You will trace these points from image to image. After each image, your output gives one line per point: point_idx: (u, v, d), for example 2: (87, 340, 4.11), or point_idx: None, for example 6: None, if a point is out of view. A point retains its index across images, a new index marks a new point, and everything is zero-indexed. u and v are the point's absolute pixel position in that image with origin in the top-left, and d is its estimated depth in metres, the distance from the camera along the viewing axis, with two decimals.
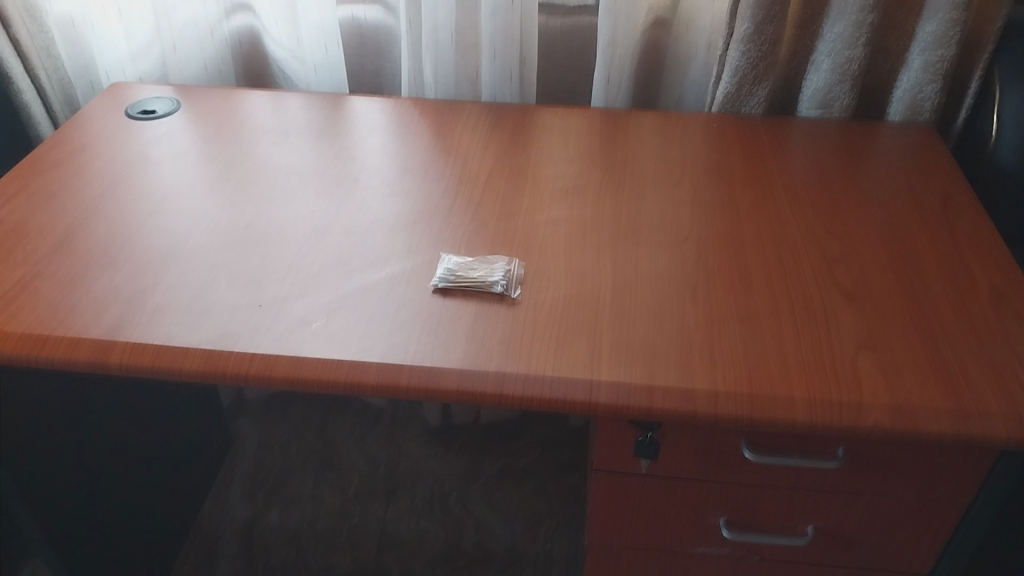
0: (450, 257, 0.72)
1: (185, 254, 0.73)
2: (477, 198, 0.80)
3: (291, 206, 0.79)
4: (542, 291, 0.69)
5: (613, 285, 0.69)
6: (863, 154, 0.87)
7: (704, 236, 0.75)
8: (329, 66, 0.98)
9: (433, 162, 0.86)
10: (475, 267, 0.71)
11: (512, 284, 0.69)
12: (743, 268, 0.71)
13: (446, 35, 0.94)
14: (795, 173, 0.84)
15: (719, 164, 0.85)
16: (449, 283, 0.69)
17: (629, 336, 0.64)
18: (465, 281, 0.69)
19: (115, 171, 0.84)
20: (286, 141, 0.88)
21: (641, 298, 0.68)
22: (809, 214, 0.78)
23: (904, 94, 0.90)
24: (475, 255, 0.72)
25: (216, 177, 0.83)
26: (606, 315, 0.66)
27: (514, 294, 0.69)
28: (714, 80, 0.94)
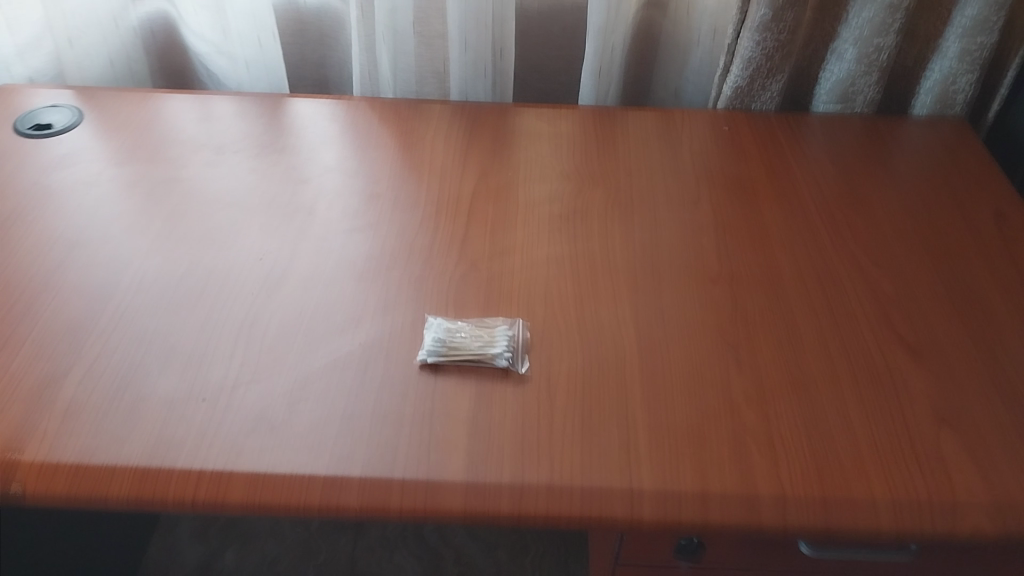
0: (436, 319, 0.59)
1: (101, 324, 0.58)
2: (461, 228, 0.67)
3: (232, 249, 0.64)
4: (557, 360, 0.56)
5: (641, 348, 0.57)
6: (895, 159, 0.76)
7: (735, 274, 0.63)
8: (265, 63, 0.82)
9: (401, 183, 0.72)
10: (469, 333, 0.58)
11: (518, 354, 0.57)
12: (787, 318, 0.60)
13: (406, 22, 0.79)
14: (824, 187, 0.73)
15: (737, 177, 0.73)
16: (440, 356, 0.56)
17: (671, 421, 0.53)
18: (460, 353, 0.56)
19: (6, 206, 0.67)
20: (218, 160, 0.73)
21: (675, 365, 0.56)
22: (850, 241, 0.67)
23: (934, 85, 0.80)
24: (467, 314, 0.60)
25: (136, 211, 0.67)
26: (639, 392, 0.54)
27: (521, 367, 0.56)
28: (720, 72, 0.82)
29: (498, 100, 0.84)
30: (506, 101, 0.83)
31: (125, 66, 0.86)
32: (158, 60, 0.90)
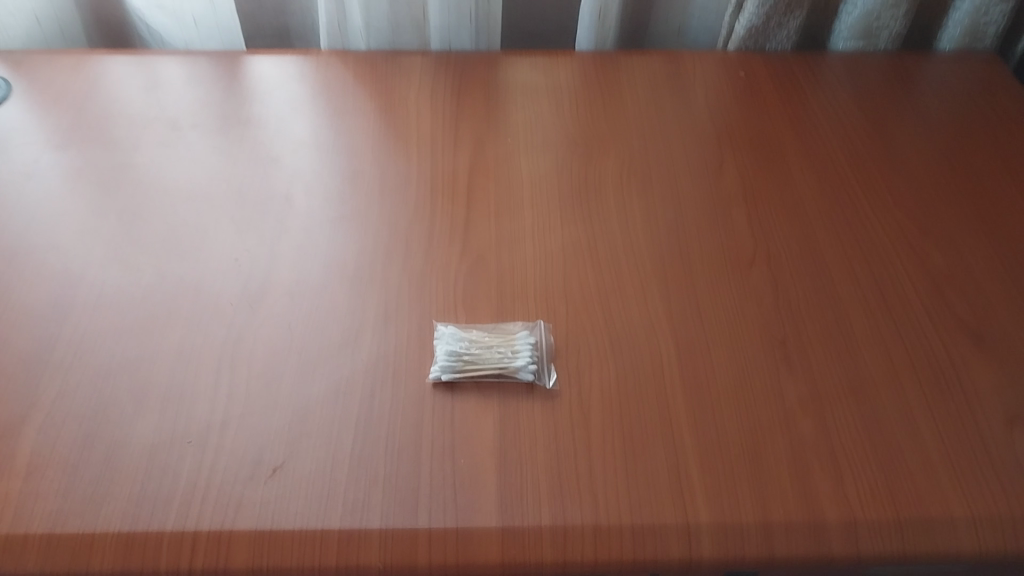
0: (446, 325, 0.52)
1: (59, 353, 0.50)
2: (462, 211, 0.59)
3: (203, 253, 0.56)
4: (588, 370, 0.50)
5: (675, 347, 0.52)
6: (927, 104, 0.70)
7: (772, 256, 0.57)
8: (218, 19, 0.73)
9: (388, 159, 0.63)
10: (486, 343, 0.51)
11: (544, 367, 0.50)
12: (833, 304, 0.55)
13: None
14: (856, 143, 0.66)
15: (761, 135, 0.66)
16: (456, 375, 0.50)
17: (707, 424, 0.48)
18: (479, 369, 0.50)
19: None
20: (174, 141, 0.64)
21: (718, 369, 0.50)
22: (891, 209, 0.61)
23: (964, 16, 0.73)
24: (482, 314, 0.53)
25: (84, 211, 0.59)
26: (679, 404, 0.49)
27: (548, 382, 0.50)
28: (730, 10, 0.73)
29: (485, 49, 0.75)
30: (494, 50, 0.74)
31: (54, 25, 0.75)
32: (92, 14, 0.78)
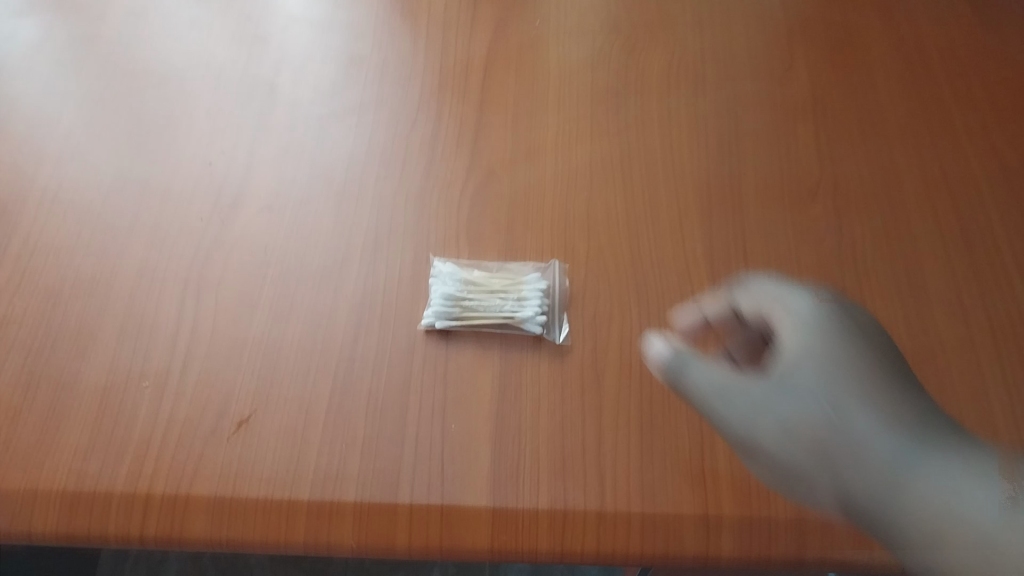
0: (446, 264, 0.45)
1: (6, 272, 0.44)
2: (473, 112, 0.51)
3: (173, 154, 0.49)
4: (605, 321, 0.43)
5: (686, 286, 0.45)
6: None
7: (841, 185, 0.48)
8: None
9: (395, 43, 0.54)
10: (490, 288, 0.44)
11: (556, 320, 0.43)
12: (907, 249, 0.46)
13: None
14: (959, 49, 0.55)
15: (844, 31, 0.55)
16: (454, 323, 0.43)
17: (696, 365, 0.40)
18: (480, 317, 0.43)
19: None
20: (148, 10, 0.55)
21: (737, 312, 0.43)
22: (993, 135, 0.51)
23: None
24: (489, 252, 0.46)
25: (41, 94, 0.51)
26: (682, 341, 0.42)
27: (560, 338, 0.43)
28: None
29: None
30: None
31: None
32: None
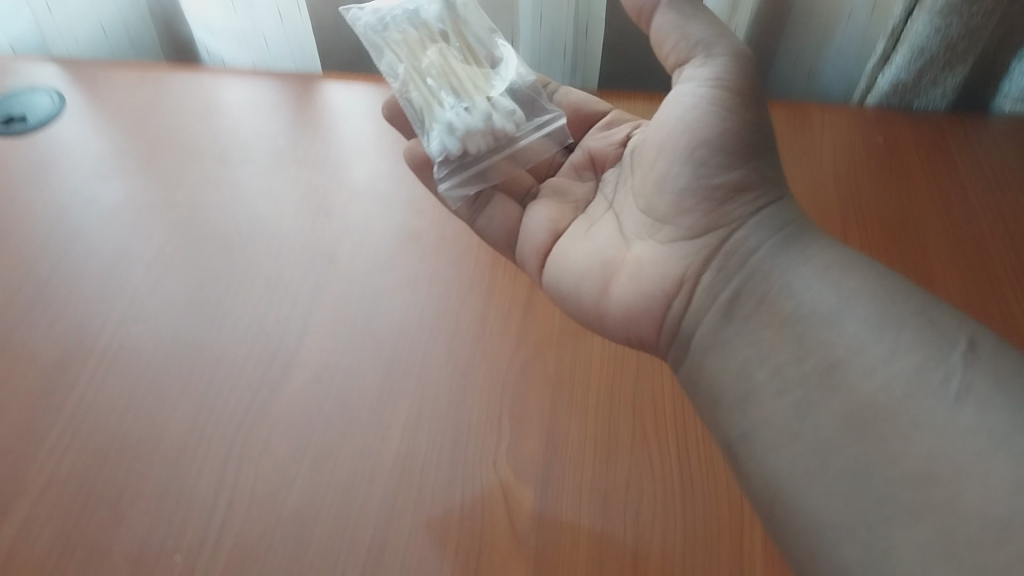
0: (474, 17, 0.58)
1: (72, 422, 0.46)
2: (522, 290, 0.52)
3: (233, 314, 0.51)
4: (547, 214, 0.51)
5: (599, 157, 0.55)
6: None
7: (945, 210, 0.55)
8: (294, 41, 0.71)
9: (450, 217, 0.56)
10: (459, 83, 0.54)
11: (453, 167, 0.52)
12: (999, 273, 0.51)
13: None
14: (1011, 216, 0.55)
15: (891, 191, 0.56)
16: (400, 11, 0.56)
17: (475, 164, 0.53)
18: (419, 73, 0.54)
19: None
20: (221, 177, 0.59)
21: (613, 139, 0.55)
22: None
23: None
24: (511, 85, 0.56)
25: (116, 252, 0.54)
26: (487, 175, 0.53)
27: (438, 180, 0.52)
28: (872, 59, 0.62)
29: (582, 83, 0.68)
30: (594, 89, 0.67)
31: (121, 35, 0.75)
32: None
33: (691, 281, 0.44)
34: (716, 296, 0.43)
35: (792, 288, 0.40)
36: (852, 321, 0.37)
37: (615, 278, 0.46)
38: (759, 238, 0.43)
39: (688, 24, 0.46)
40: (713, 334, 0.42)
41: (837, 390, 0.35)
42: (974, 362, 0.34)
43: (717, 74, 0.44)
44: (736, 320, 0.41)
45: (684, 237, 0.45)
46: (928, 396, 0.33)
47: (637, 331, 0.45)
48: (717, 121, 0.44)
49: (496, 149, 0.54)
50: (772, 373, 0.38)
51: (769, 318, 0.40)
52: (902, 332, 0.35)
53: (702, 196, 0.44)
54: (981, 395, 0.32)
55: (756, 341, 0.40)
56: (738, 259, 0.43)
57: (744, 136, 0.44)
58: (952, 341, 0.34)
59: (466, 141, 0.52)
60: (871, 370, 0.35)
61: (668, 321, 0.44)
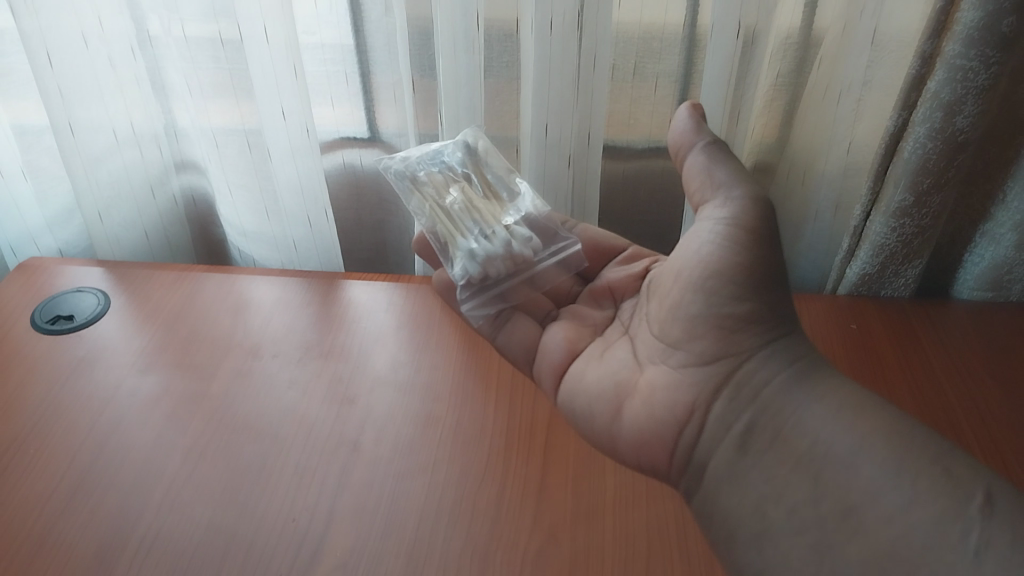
0: (493, 158, 0.69)
1: None
2: (536, 473, 0.55)
3: (264, 501, 0.53)
4: (565, 335, 0.60)
5: (618, 286, 0.66)
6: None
7: (919, 377, 0.61)
8: (318, 243, 0.80)
9: (466, 403, 0.61)
10: (479, 215, 0.66)
11: (473, 290, 0.63)
12: (968, 439, 0.55)
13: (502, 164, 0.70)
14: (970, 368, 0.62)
15: (864, 346, 0.64)
16: (428, 160, 0.69)
17: (494, 288, 0.64)
18: (443, 213, 0.66)
19: (23, 430, 0.59)
20: (252, 370, 0.64)
21: (631, 271, 0.66)
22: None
23: None
24: (528, 215, 0.67)
25: (154, 443, 0.58)
26: (505, 297, 0.64)
27: (461, 301, 0.63)
28: (842, 254, 0.70)
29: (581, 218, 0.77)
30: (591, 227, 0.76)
31: (162, 238, 0.84)
32: (197, 224, 0.89)
33: (701, 411, 0.50)
34: (729, 428, 0.48)
35: (804, 428, 0.45)
36: (868, 466, 0.41)
37: (628, 402, 0.53)
38: (770, 372, 0.49)
39: (715, 167, 0.53)
40: (723, 474, 0.47)
41: (853, 535, 0.40)
42: (993, 517, 0.38)
43: (732, 213, 0.51)
44: (751, 454, 0.47)
45: (695, 363, 0.52)
46: (950, 550, 0.37)
47: (649, 457, 0.51)
48: (731, 257, 0.50)
49: (517, 274, 0.65)
50: (788, 513, 0.43)
51: (785, 455, 0.45)
52: (918, 481, 0.40)
53: (713, 325, 0.51)
54: (999, 550, 0.37)
55: (771, 479, 0.45)
56: (748, 394, 0.49)
57: (755, 273, 0.50)
58: (969, 494, 0.39)
59: (486, 268, 0.63)
60: (889, 518, 0.39)
61: (680, 446, 0.50)
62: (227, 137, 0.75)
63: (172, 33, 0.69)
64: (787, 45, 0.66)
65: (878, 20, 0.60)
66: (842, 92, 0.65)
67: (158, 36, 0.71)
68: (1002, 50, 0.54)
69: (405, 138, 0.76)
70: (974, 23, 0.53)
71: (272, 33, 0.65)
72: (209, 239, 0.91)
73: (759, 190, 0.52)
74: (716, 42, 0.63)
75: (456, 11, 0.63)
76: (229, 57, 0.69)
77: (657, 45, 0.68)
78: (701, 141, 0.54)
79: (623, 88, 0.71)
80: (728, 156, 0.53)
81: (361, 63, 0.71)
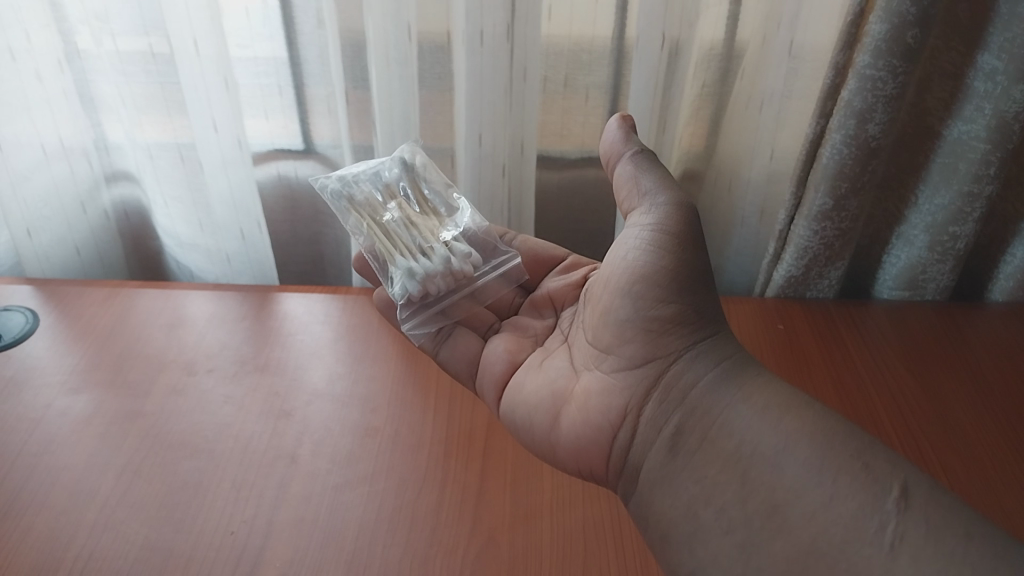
0: (430, 174, 0.70)
1: None
2: (475, 479, 0.56)
3: (200, 517, 0.53)
4: (505, 346, 0.62)
5: (558, 296, 0.67)
6: (966, 334, 0.68)
7: (839, 374, 0.63)
8: (253, 257, 0.79)
9: (405, 413, 0.61)
10: (418, 231, 0.66)
11: (413, 308, 0.63)
12: (886, 433, 0.58)
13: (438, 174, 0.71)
14: (897, 369, 0.64)
15: (789, 345, 0.66)
16: (366, 177, 0.68)
17: (434, 305, 0.64)
18: (381, 231, 0.66)
19: None
20: (187, 387, 0.63)
21: (571, 280, 0.67)
22: (969, 382, 0.63)
23: (1011, 271, 0.71)
24: (466, 231, 0.68)
25: (86, 463, 0.57)
26: (446, 313, 0.64)
27: (401, 320, 0.62)
28: (768, 257, 0.72)
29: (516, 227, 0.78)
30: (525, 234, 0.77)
31: (94, 254, 0.83)
32: (130, 238, 0.88)
33: (633, 415, 0.51)
34: (660, 429, 0.49)
35: (732, 428, 0.46)
36: (791, 465, 0.43)
37: (565, 409, 0.54)
38: (697, 372, 0.50)
39: (641, 175, 0.55)
40: (657, 475, 0.48)
41: (778, 534, 0.41)
42: (907, 510, 0.39)
43: (657, 220, 0.53)
44: (680, 456, 0.47)
45: (626, 367, 0.53)
46: (867, 544, 0.39)
47: (587, 463, 0.52)
48: (656, 261, 0.52)
49: (457, 290, 0.65)
50: (718, 512, 0.44)
51: (711, 456, 0.46)
52: (838, 479, 0.41)
53: (641, 329, 0.52)
54: (913, 544, 0.38)
55: (700, 481, 0.45)
56: (676, 396, 0.49)
57: (679, 275, 0.51)
58: (886, 488, 0.40)
59: (426, 286, 0.63)
60: (811, 515, 0.41)
61: (615, 451, 0.51)
62: (163, 151, 0.74)
63: (103, 46, 0.69)
64: (711, 57, 0.68)
65: (793, 32, 0.63)
66: (763, 99, 0.67)
67: (87, 50, 0.70)
68: (908, 60, 0.57)
69: (340, 149, 0.76)
70: (881, 35, 0.56)
71: (202, 46, 0.65)
72: (142, 255, 0.90)
73: (683, 198, 0.54)
74: (642, 52, 0.65)
75: (387, 22, 0.64)
76: (160, 70, 0.69)
77: (587, 57, 0.70)
78: (630, 150, 0.57)
79: (555, 99, 0.73)
80: (654, 164, 0.56)
81: (295, 75, 0.71)
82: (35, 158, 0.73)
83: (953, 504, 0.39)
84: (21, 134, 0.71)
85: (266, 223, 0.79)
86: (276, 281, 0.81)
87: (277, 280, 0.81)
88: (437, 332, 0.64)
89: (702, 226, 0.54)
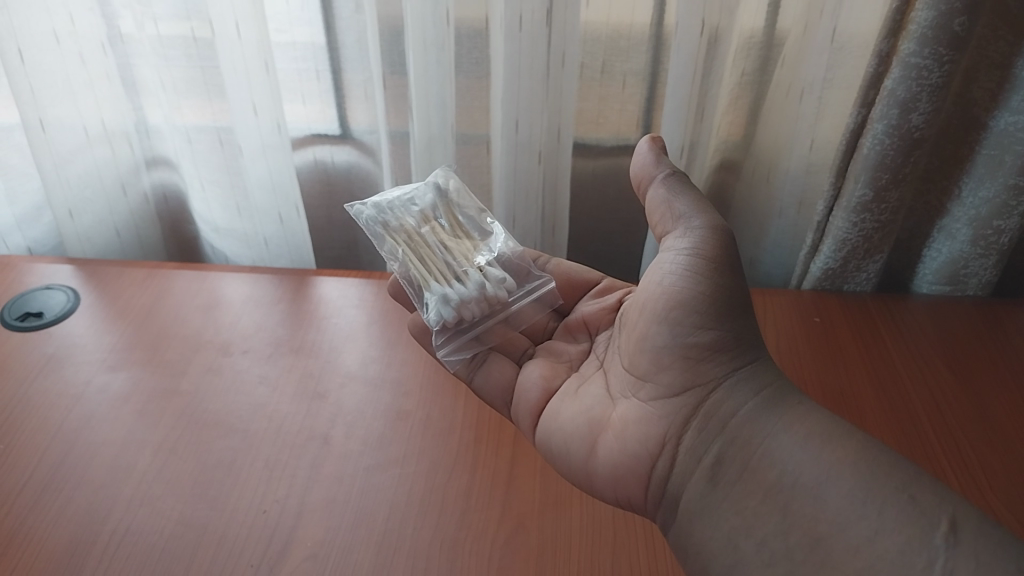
0: (463, 200, 0.70)
1: None
2: (506, 465, 0.56)
3: (236, 496, 0.54)
4: (540, 373, 0.60)
5: (593, 320, 0.66)
6: (1010, 334, 0.66)
7: (877, 370, 0.62)
8: (289, 240, 0.80)
9: (437, 397, 0.62)
10: (452, 256, 0.65)
11: (448, 335, 0.61)
12: (925, 431, 0.57)
13: (469, 197, 0.70)
14: (940, 366, 0.63)
15: (826, 340, 0.65)
16: (400, 204, 0.68)
17: (468, 331, 0.63)
18: (415, 256, 0.65)
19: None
20: (223, 366, 0.64)
21: (606, 304, 0.67)
22: (1011, 380, 0.62)
23: None
24: (501, 256, 0.68)
25: (124, 440, 0.58)
26: (480, 340, 0.63)
27: (436, 347, 0.61)
28: (806, 249, 0.71)
29: (549, 247, 0.80)
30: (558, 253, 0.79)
31: (134, 236, 0.84)
32: (169, 221, 0.89)
33: (672, 444, 0.50)
34: (700, 460, 0.48)
35: (773, 458, 0.46)
36: (834, 497, 0.42)
37: (601, 437, 0.53)
38: (737, 401, 0.49)
39: (674, 198, 0.55)
40: (700, 500, 0.47)
41: (823, 564, 0.41)
42: (956, 546, 0.38)
43: (693, 244, 0.52)
44: (721, 486, 0.47)
45: (665, 397, 0.52)
46: None
47: (625, 493, 0.51)
48: (693, 286, 0.51)
49: (491, 316, 0.64)
50: (759, 544, 0.43)
51: (753, 487, 0.45)
52: (884, 511, 0.40)
53: (679, 355, 0.52)
54: None
55: (740, 512, 0.45)
56: (716, 425, 0.49)
57: (716, 300, 0.51)
58: (934, 522, 0.39)
59: (460, 312, 0.61)
60: (856, 548, 0.40)
61: (654, 480, 0.50)
62: (201, 134, 0.75)
63: (144, 30, 0.70)
64: (751, 44, 0.68)
65: (837, 20, 0.62)
66: (803, 89, 0.66)
67: (129, 33, 0.71)
68: (955, 49, 0.56)
69: (376, 135, 0.77)
70: (927, 22, 0.55)
71: (243, 30, 0.66)
72: (180, 237, 0.91)
73: (718, 220, 0.54)
74: (680, 40, 0.64)
75: (425, 8, 0.64)
76: (201, 54, 0.69)
77: (625, 44, 0.69)
78: (661, 172, 0.56)
79: (592, 86, 0.72)
80: (688, 187, 0.56)
81: (332, 60, 0.72)
82: (79, 139, 0.74)
83: (1006, 540, 0.38)
84: (67, 116, 0.72)
85: (303, 207, 0.80)
86: (312, 266, 0.82)
87: (313, 263, 0.82)
88: (472, 359, 0.62)
89: (736, 247, 0.53)
